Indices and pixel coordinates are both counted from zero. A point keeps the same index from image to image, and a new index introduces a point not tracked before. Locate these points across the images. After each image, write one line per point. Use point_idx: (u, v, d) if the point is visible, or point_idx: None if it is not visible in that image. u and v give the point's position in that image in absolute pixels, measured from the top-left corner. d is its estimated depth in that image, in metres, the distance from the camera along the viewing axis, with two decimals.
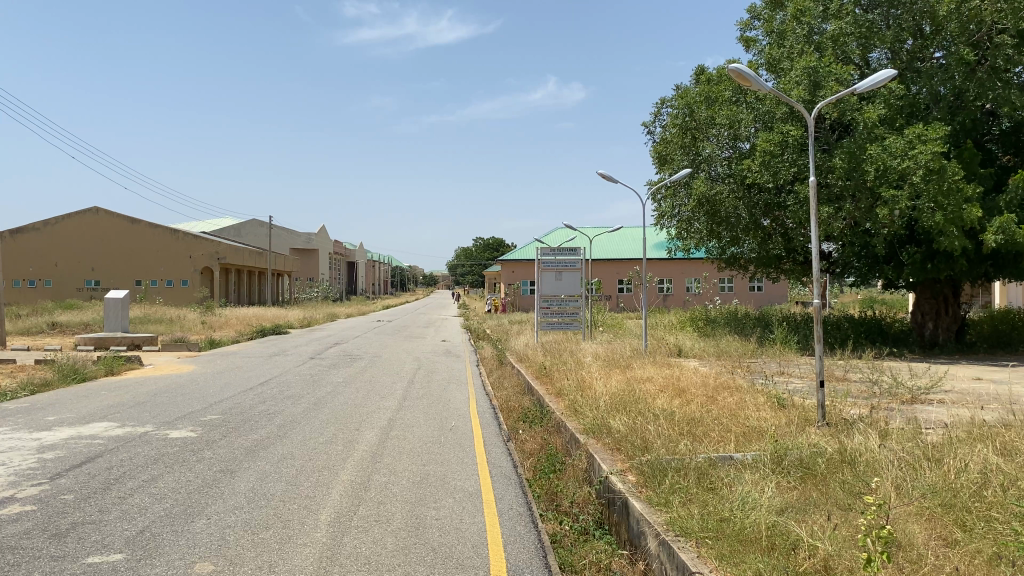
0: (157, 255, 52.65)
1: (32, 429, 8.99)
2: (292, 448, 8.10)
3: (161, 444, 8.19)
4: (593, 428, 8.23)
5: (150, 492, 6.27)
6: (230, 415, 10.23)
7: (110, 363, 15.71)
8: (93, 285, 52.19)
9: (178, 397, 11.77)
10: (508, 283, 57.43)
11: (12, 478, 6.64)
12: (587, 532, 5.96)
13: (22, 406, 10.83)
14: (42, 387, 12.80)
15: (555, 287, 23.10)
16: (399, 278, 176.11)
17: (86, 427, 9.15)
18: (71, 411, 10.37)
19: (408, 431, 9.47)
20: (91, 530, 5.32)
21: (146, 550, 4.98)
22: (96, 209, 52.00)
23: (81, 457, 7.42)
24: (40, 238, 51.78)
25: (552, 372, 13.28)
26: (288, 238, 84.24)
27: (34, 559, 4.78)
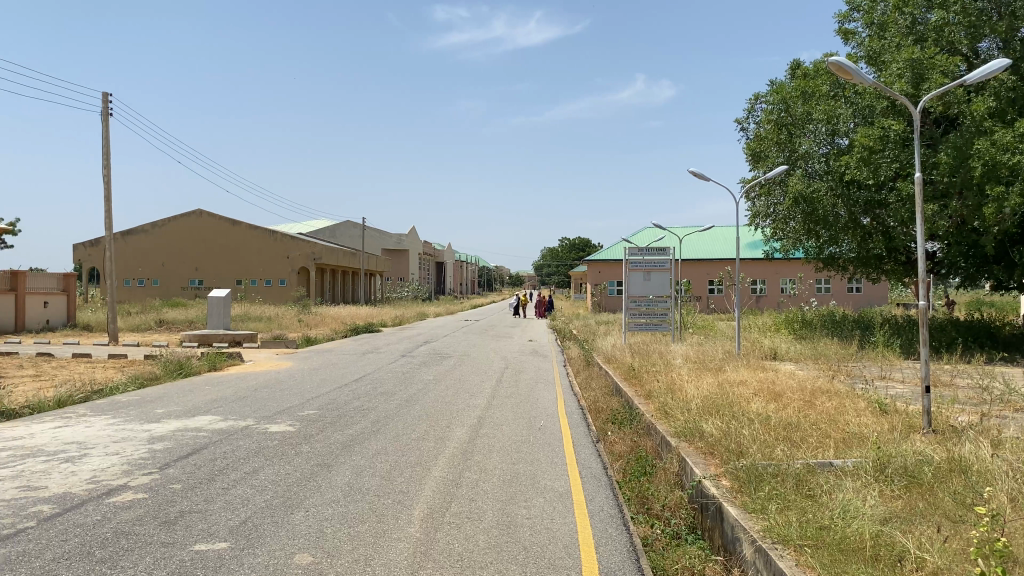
0: (256, 255, 54.45)
1: (143, 421, 9.46)
2: (385, 444, 8.26)
3: (261, 437, 8.46)
4: (684, 431, 8.08)
5: (251, 484, 6.48)
6: (325, 410, 10.50)
7: (213, 359, 16.38)
8: (198, 284, 54.31)
9: (278, 392, 12.16)
10: (595, 284, 57.20)
11: (125, 467, 6.99)
12: (678, 536, 5.86)
13: (134, 399, 11.40)
14: (150, 381, 13.45)
15: (643, 288, 22.81)
16: (488, 278, 178.14)
17: (193, 420, 9.56)
18: (178, 404, 10.85)
19: (498, 430, 9.51)
20: (198, 519, 5.53)
21: (248, 539, 5.16)
22: (200, 211, 54.31)
23: (188, 449, 7.75)
24: (149, 240, 54.68)
25: (642, 374, 13.11)
26: (380, 237, 86.07)
27: (146, 545, 5.01)
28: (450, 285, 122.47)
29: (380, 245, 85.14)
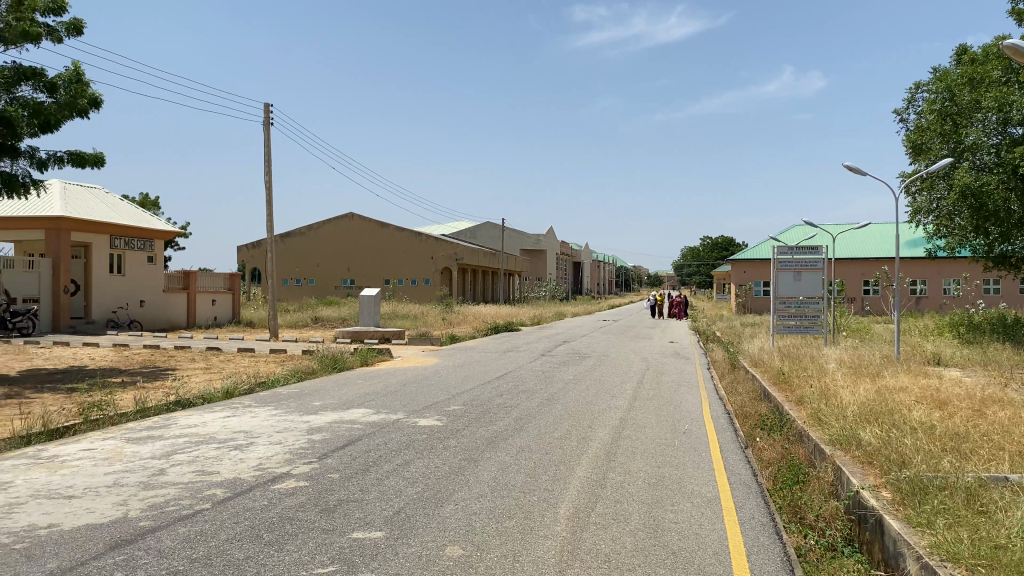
0: (403, 255, 56.35)
1: (302, 412, 10.00)
2: (530, 441, 8.35)
3: (411, 431, 8.75)
4: (840, 438, 7.71)
5: (403, 476, 6.71)
6: (470, 406, 10.74)
7: (364, 355, 17.09)
8: (349, 284, 56.80)
9: (425, 388, 12.54)
10: (739, 284, 55.57)
11: (288, 455, 7.41)
12: (834, 548, 5.59)
13: (293, 391, 12.07)
14: (308, 375, 14.19)
15: (793, 288, 21.92)
16: (626, 278, 176.64)
17: (348, 413, 10.00)
18: (333, 397, 11.39)
19: (641, 432, 9.41)
20: (355, 508, 5.79)
21: (402, 530, 5.34)
22: (351, 215, 56.83)
23: (344, 440, 8.13)
24: (305, 242, 57.71)
25: (791, 378, 12.62)
26: (520, 237, 87.11)
27: (309, 530, 5.29)
28: (588, 284, 122.34)
29: (520, 245, 86.19)
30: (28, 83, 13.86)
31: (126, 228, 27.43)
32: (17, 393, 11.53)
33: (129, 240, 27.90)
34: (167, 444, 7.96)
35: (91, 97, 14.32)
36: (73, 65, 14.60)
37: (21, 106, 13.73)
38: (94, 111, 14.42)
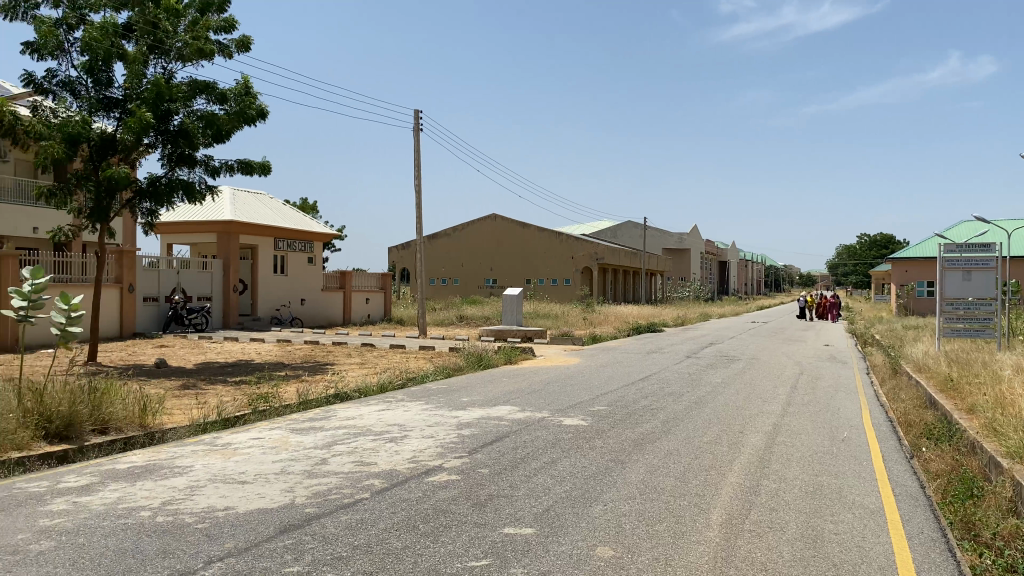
0: (544, 255, 56.81)
1: (451, 408, 10.27)
2: (678, 444, 8.21)
3: (557, 430, 8.80)
4: (1020, 451, 7.13)
5: (551, 474, 6.76)
6: (616, 407, 10.69)
7: (508, 353, 17.35)
8: (492, 283, 57.82)
9: (569, 387, 12.59)
10: (899, 285, 52.39)
11: (439, 450, 7.64)
12: (1014, 570, 5.17)
13: (442, 388, 12.42)
14: (455, 372, 14.57)
15: (962, 289, 20.46)
16: (772, 278, 170.47)
17: (495, 410, 10.19)
18: (480, 394, 11.63)
19: (795, 438, 9.05)
20: (505, 504, 5.88)
21: (552, 527, 5.38)
22: (494, 216, 57.87)
23: (492, 436, 8.28)
24: (450, 243, 59.24)
25: (961, 385, 11.77)
26: (662, 237, 85.81)
27: (462, 524, 5.42)
28: (733, 285, 118.87)
29: (662, 245, 84.93)
30: (203, 97, 14.95)
31: (287, 231, 29.09)
32: (192, 384, 12.48)
33: (290, 242, 29.58)
34: (327, 435, 8.38)
35: (258, 107, 15.25)
36: (244, 79, 15.62)
37: (197, 119, 14.82)
38: (261, 120, 15.35)
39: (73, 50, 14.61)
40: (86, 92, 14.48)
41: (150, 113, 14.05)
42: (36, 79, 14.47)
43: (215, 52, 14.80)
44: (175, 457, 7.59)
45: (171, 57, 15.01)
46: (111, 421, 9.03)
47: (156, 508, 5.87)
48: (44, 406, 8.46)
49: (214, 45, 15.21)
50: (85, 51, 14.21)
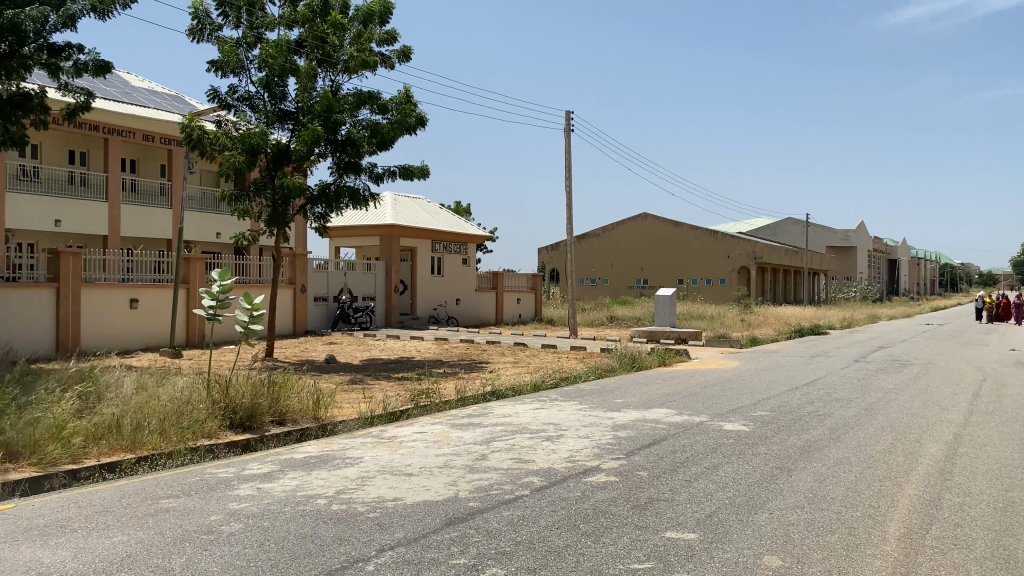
0: (698, 254, 55.61)
1: (607, 409, 10.25)
2: (848, 453, 7.81)
3: (717, 434, 8.58)
4: None
5: (713, 479, 6.61)
6: (779, 412, 10.30)
7: (663, 355, 17.10)
8: (643, 284, 57.22)
9: (728, 391, 12.26)
10: None
11: (597, 450, 7.63)
12: None
13: (597, 388, 12.42)
14: (609, 373, 14.54)
15: None
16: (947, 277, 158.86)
17: (652, 412, 10.08)
18: (635, 396, 11.54)
19: (981, 450, 8.39)
20: (666, 507, 5.80)
21: (716, 534, 5.26)
22: (645, 215, 57.21)
23: (650, 439, 8.19)
24: (601, 243, 59.11)
25: None
26: (824, 234, 81.89)
27: (623, 525, 5.40)
28: (903, 284, 111.73)
29: (824, 243, 81.06)
30: (368, 107, 15.67)
31: (443, 233, 29.97)
32: (358, 379, 13.12)
33: (446, 244, 30.46)
34: (487, 432, 8.59)
35: (418, 115, 15.82)
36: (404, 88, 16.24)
37: (362, 128, 15.57)
38: (420, 127, 15.92)
39: (252, 67, 15.69)
40: (263, 106, 15.52)
41: (320, 125, 14.89)
42: (220, 95, 15.64)
43: (378, 64, 15.46)
44: (346, 448, 8.01)
45: (337, 69, 15.83)
46: (289, 413, 9.67)
47: (331, 497, 6.21)
48: (231, 397, 9.18)
49: (377, 57, 15.90)
50: (262, 68, 15.24)
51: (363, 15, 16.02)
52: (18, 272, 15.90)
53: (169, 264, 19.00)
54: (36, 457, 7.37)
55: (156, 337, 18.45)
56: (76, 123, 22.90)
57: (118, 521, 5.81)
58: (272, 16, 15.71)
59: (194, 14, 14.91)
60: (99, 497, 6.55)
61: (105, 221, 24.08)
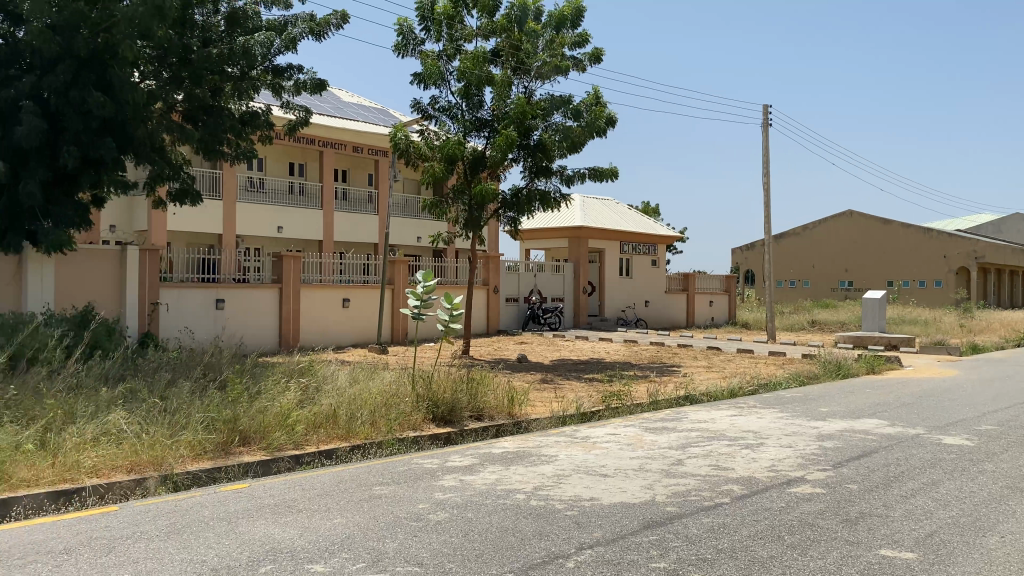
0: (910, 254, 51.68)
1: (810, 418, 9.77)
2: None
3: (937, 449, 7.94)
4: None
5: (933, 496, 6.13)
6: (1009, 427, 9.36)
7: (871, 361, 16.04)
8: (848, 285, 54.03)
9: (947, 402, 11.31)
10: None
11: (800, 460, 7.31)
12: None
13: (798, 396, 11.87)
14: (811, 380, 13.86)
15: None
16: None
17: (860, 422, 9.50)
18: (841, 405, 10.91)
19: None
20: (880, 524, 5.45)
21: (938, 555, 4.88)
22: (851, 212, 53.68)
23: (859, 451, 7.72)
24: (800, 243, 56.39)
25: None
26: None
27: (832, 540, 5.14)
28: None
29: None
30: (560, 111, 15.92)
31: (632, 234, 29.88)
32: (551, 379, 13.35)
33: (636, 245, 30.36)
34: (682, 436, 8.46)
35: (608, 116, 15.87)
36: (594, 90, 16.36)
37: (554, 132, 15.83)
38: (611, 129, 15.96)
39: (451, 77, 16.40)
40: (461, 115, 16.17)
41: (514, 130, 15.29)
42: (422, 106, 16.44)
43: (570, 68, 15.67)
44: (543, 446, 8.18)
45: (531, 75, 16.20)
46: (486, 409, 10.05)
47: (530, 492, 6.37)
48: (433, 392, 9.68)
49: (569, 60, 16.13)
50: (460, 78, 15.88)
51: (556, 20, 16.30)
52: (247, 274, 17.51)
53: (376, 266, 20.27)
54: (265, 442, 8.15)
55: (363, 335, 19.77)
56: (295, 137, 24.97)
57: (337, 504, 6.28)
58: (470, 27, 16.34)
59: (399, 30, 15.81)
60: (319, 481, 7.12)
61: (320, 226, 26.04)
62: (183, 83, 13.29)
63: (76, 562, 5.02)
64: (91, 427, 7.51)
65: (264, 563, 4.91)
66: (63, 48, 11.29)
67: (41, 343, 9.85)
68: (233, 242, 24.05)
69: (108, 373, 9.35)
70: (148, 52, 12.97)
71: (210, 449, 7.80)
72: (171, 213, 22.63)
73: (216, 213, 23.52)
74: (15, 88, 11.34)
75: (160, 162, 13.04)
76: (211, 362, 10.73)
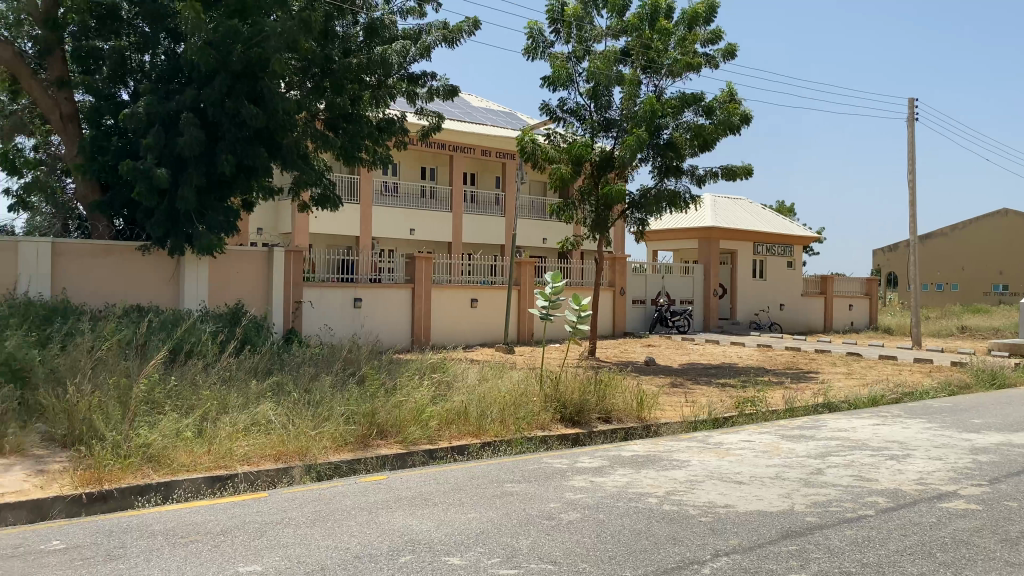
0: None
1: (961, 429, 9.20)
2: None
3: None
4: None
5: None
6: None
7: None
8: (1002, 289, 50.45)
9: None
10: None
11: (952, 474, 6.89)
12: None
13: (948, 406, 11.19)
14: (962, 389, 13.03)
15: None
16: None
17: (1019, 436, 8.85)
18: (997, 416, 10.21)
19: None
20: None
21: None
22: (1005, 210, 50.16)
23: (1018, 466, 7.21)
24: (947, 244, 53.12)
25: None
26: None
27: (990, 560, 4.82)
28: None
29: None
30: (691, 109, 15.65)
31: (765, 234, 28.98)
32: (681, 382, 13.13)
33: (769, 247, 29.43)
34: (821, 445, 8.14)
35: (742, 113, 15.49)
36: (727, 87, 16.00)
37: (685, 130, 15.58)
38: (745, 126, 15.56)
39: (580, 79, 16.42)
40: (590, 116, 16.17)
41: (645, 130, 15.15)
42: (551, 108, 16.54)
43: (702, 65, 15.37)
44: (674, 450, 8.07)
45: (661, 74, 16.02)
46: (614, 411, 10.02)
47: (663, 496, 6.31)
48: (562, 393, 9.73)
49: (701, 57, 15.84)
50: (589, 79, 15.88)
51: (688, 17, 16.07)
52: (382, 273, 18.09)
53: (503, 266, 20.55)
54: (401, 436, 8.44)
55: (491, 335, 20.08)
56: (427, 142, 25.69)
57: (471, 499, 6.43)
58: (600, 27, 16.32)
59: (529, 33, 15.98)
60: (453, 475, 7.31)
61: (449, 228, 26.65)
62: (325, 92, 13.98)
63: (232, 543, 5.35)
64: (243, 417, 7.99)
65: (404, 553, 5.08)
66: (218, 61, 12.05)
67: (198, 338, 10.57)
68: (368, 244, 24.97)
69: (257, 367, 9.94)
70: (294, 64, 13.70)
71: (350, 441, 8.15)
72: (312, 216, 23.75)
73: (353, 216, 24.49)
74: (177, 101, 12.23)
75: (304, 168, 13.75)
76: (350, 358, 11.22)
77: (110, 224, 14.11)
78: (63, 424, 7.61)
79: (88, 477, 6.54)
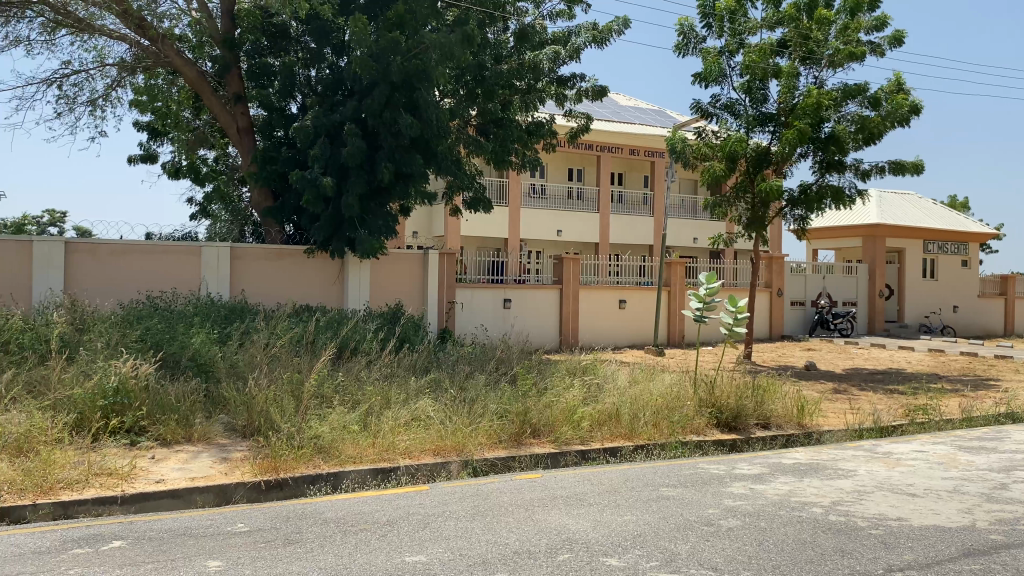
0: None
1: None
2: None
3: None
4: None
5: None
6: None
7: None
8: None
9: None
10: None
11: None
12: None
13: None
14: None
15: None
16: None
17: None
18: None
19: None
20: None
21: None
22: None
23: None
24: None
25: None
26: None
27: None
28: None
29: None
30: (855, 101, 14.95)
31: (936, 231, 27.18)
32: (844, 388, 12.54)
33: (940, 244, 27.55)
34: (1005, 458, 7.55)
35: (912, 102, 14.64)
36: (894, 76, 15.16)
37: (848, 123, 14.88)
38: (915, 116, 14.69)
39: (733, 74, 16.00)
40: (745, 112, 15.74)
41: (807, 124, 14.57)
42: (704, 106, 16.21)
43: (866, 54, 14.63)
44: (839, 459, 7.73)
45: (822, 65, 15.37)
46: (773, 417, 9.74)
47: (829, 507, 6.05)
48: (717, 397, 9.52)
49: (865, 45, 15.09)
50: (744, 73, 15.46)
51: (850, 4, 15.33)
52: (529, 274, 18.31)
53: (652, 268, 20.36)
54: (553, 436, 8.56)
55: (640, 337, 19.93)
56: (575, 143, 25.79)
57: (627, 501, 6.42)
58: (755, 20, 15.83)
59: (680, 30, 15.74)
60: (607, 476, 7.32)
61: (597, 229, 26.64)
62: (477, 98, 14.31)
63: (397, 533, 5.60)
64: (403, 412, 8.33)
65: (561, 551, 5.15)
66: (379, 73, 12.58)
67: (361, 336, 11.12)
68: (518, 246, 25.36)
69: (415, 365, 10.30)
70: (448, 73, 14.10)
71: (504, 439, 8.35)
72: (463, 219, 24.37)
73: (503, 219, 24.96)
74: (341, 112, 12.93)
75: (458, 173, 14.18)
76: (504, 357, 11.48)
77: (279, 228, 15.01)
78: (244, 415, 8.23)
79: (266, 465, 7.04)
